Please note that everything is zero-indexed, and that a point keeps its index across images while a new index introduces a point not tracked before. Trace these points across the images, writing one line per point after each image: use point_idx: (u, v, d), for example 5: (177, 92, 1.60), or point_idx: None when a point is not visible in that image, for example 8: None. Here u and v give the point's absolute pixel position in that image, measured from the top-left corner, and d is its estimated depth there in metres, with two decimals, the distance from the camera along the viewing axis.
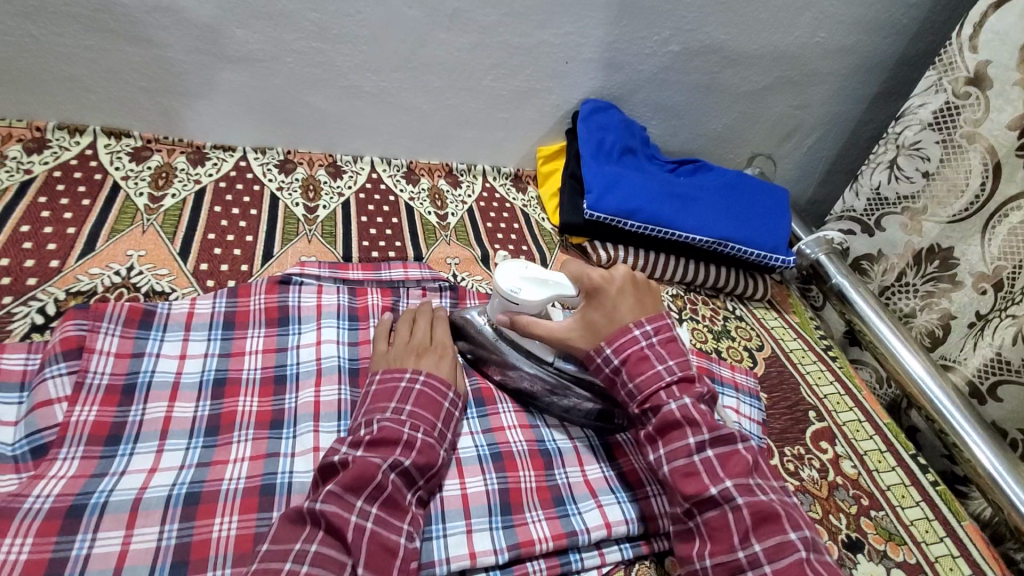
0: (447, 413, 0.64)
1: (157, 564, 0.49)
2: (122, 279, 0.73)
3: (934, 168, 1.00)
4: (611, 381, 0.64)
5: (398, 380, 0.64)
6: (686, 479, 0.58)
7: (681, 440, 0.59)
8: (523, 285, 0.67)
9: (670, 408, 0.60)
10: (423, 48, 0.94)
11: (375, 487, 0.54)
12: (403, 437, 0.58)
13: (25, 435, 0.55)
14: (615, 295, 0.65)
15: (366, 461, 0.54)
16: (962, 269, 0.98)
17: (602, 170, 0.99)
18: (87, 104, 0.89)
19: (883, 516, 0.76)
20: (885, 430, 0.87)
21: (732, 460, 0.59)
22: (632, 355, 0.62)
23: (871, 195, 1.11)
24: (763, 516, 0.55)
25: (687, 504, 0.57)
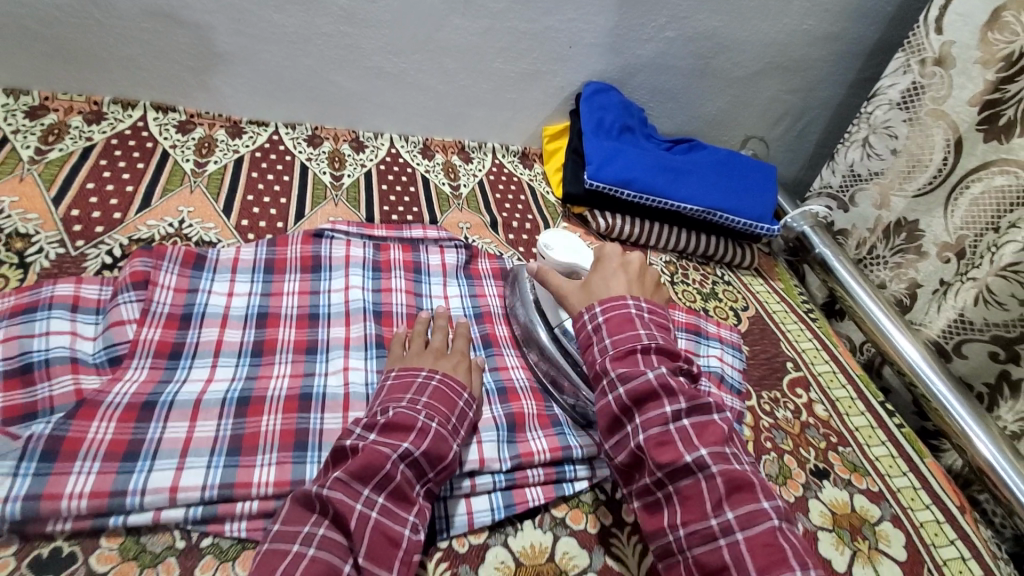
0: (462, 410, 0.65)
1: (215, 448, 0.59)
2: (175, 230, 0.84)
3: (901, 145, 1.08)
4: (589, 340, 0.69)
5: (414, 375, 0.66)
6: (659, 447, 0.59)
7: (658, 409, 0.61)
8: (558, 246, 0.80)
9: (647, 377, 0.62)
10: (439, 32, 1.04)
11: (382, 476, 0.55)
12: (417, 423, 0.60)
13: (103, 346, 0.65)
14: (615, 267, 0.74)
15: (376, 451, 0.56)
16: (927, 240, 1.05)
17: (602, 145, 1.08)
18: (140, 81, 1.00)
19: (850, 452, 0.84)
20: (857, 380, 0.96)
21: (707, 430, 0.61)
22: (616, 316, 0.68)
23: (847, 172, 1.19)
24: (737, 483, 0.56)
25: (660, 473, 0.58)
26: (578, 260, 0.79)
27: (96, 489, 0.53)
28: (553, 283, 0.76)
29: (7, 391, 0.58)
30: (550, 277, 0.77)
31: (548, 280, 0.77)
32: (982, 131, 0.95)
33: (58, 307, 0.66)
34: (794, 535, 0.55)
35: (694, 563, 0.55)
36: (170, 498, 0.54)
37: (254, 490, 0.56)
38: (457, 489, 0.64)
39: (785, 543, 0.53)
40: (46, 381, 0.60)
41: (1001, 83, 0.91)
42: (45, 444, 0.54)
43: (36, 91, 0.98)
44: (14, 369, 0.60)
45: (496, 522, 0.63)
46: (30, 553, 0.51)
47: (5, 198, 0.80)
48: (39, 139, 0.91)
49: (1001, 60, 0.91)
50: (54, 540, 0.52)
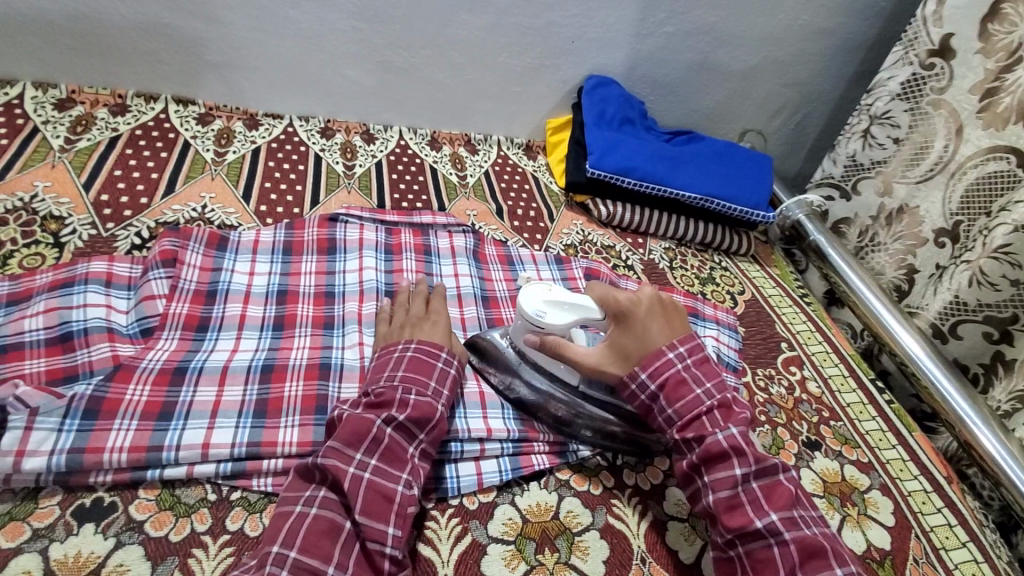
0: (441, 372, 0.66)
1: (242, 411, 0.63)
2: (198, 215, 0.89)
3: (904, 134, 1.12)
4: (648, 408, 0.67)
5: (392, 350, 0.67)
6: (729, 511, 0.60)
7: (726, 471, 0.61)
8: (551, 309, 0.69)
9: (717, 440, 0.62)
10: (447, 27, 1.08)
11: (372, 440, 0.57)
12: (397, 397, 0.60)
13: (136, 319, 0.69)
14: (645, 317, 0.68)
15: (360, 418, 0.58)
16: (925, 227, 1.09)
17: (603, 135, 1.12)
18: (162, 75, 1.05)
19: (840, 426, 0.88)
20: (849, 359, 1.00)
21: (776, 492, 0.61)
22: (668, 379, 0.65)
23: (849, 162, 1.23)
24: (810, 551, 0.56)
25: (729, 535, 0.59)
26: (582, 309, 0.69)
27: (134, 443, 0.57)
28: (577, 355, 0.68)
29: (50, 356, 0.63)
30: (573, 349, 0.69)
31: (570, 355, 0.68)
32: (982, 118, 0.99)
33: (93, 282, 0.70)
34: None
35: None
36: (203, 453, 0.58)
37: (279, 450, 0.60)
38: (466, 452, 0.68)
39: None
40: (85, 347, 0.64)
41: (1002, 72, 0.95)
42: (88, 404, 0.58)
43: (64, 85, 1.03)
44: (54, 337, 0.64)
45: (504, 482, 0.67)
46: (74, 502, 0.54)
47: (39, 183, 0.85)
48: (68, 129, 0.96)
49: (1001, 50, 0.95)
50: (95, 490, 0.55)
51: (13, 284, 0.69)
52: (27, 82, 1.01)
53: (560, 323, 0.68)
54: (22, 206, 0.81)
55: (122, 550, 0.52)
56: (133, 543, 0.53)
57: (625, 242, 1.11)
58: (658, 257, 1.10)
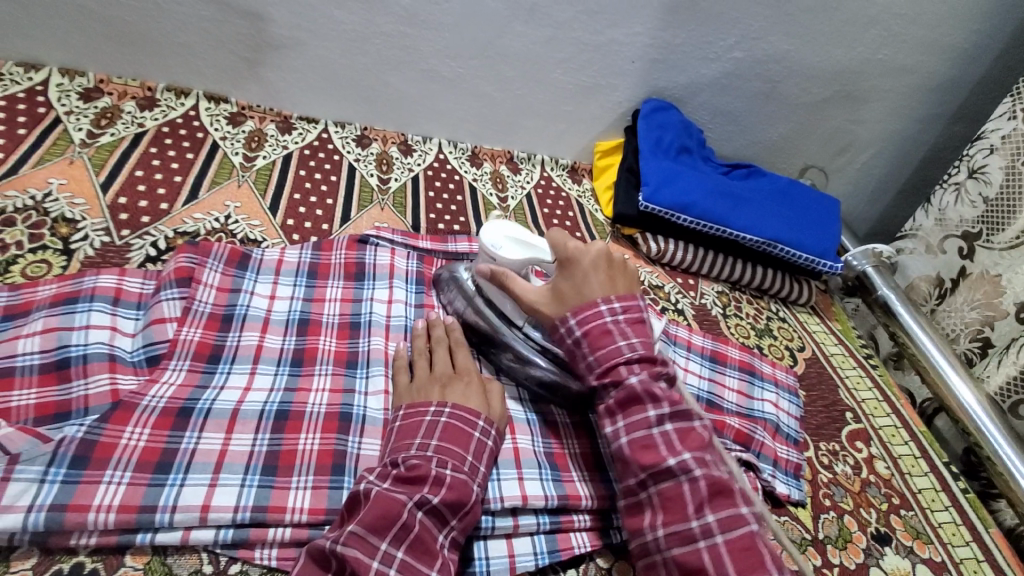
0: (479, 443, 0.58)
1: (251, 465, 0.55)
2: (221, 226, 0.82)
3: (997, 194, 1.01)
4: (572, 354, 0.62)
5: (422, 414, 0.59)
6: (642, 450, 0.56)
7: (642, 412, 0.57)
8: (506, 244, 0.70)
9: (631, 382, 0.57)
10: (500, 38, 1.00)
11: (400, 527, 0.50)
12: (431, 473, 0.53)
13: (143, 345, 0.62)
14: (587, 268, 0.64)
15: (390, 498, 0.50)
16: (1006, 298, 0.98)
17: (659, 165, 1.03)
18: (195, 70, 0.99)
19: (912, 516, 0.78)
20: (920, 438, 0.90)
21: (690, 434, 0.57)
22: (594, 328, 0.60)
23: (938, 217, 1.12)
24: (720, 488, 0.54)
25: (642, 474, 0.55)
26: (536, 253, 0.70)
27: (125, 502, 0.49)
28: (520, 291, 0.66)
29: (42, 385, 0.56)
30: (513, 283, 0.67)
31: (513, 290, 0.67)
32: None
33: (100, 299, 0.63)
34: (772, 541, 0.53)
35: (673, 566, 0.52)
36: (201, 517, 0.50)
37: (288, 517, 0.52)
38: (498, 529, 0.59)
39: (765, 549, 0.51)
40: (82, 378, 0.57)
41: None
42: (77, 449, 0.50)
43: (92, 74, 0.97)
44: (50, 363, 0.57)
45: (538, 568, 0.59)
46: (49, 568, 0.47)
47: (54, 180, 0.79)
48: (91, 121, 0.90)
49: None
50: (76, 554, 0.48)
51: (12, 294, 0.62)
52: (54, 68, 0.95)
53: (512, 257, 0.69)
54: (32, 205, 0.74)
55: None
56: None
57: (675, 282, 1.02)
58: (711, 302, 1.01)
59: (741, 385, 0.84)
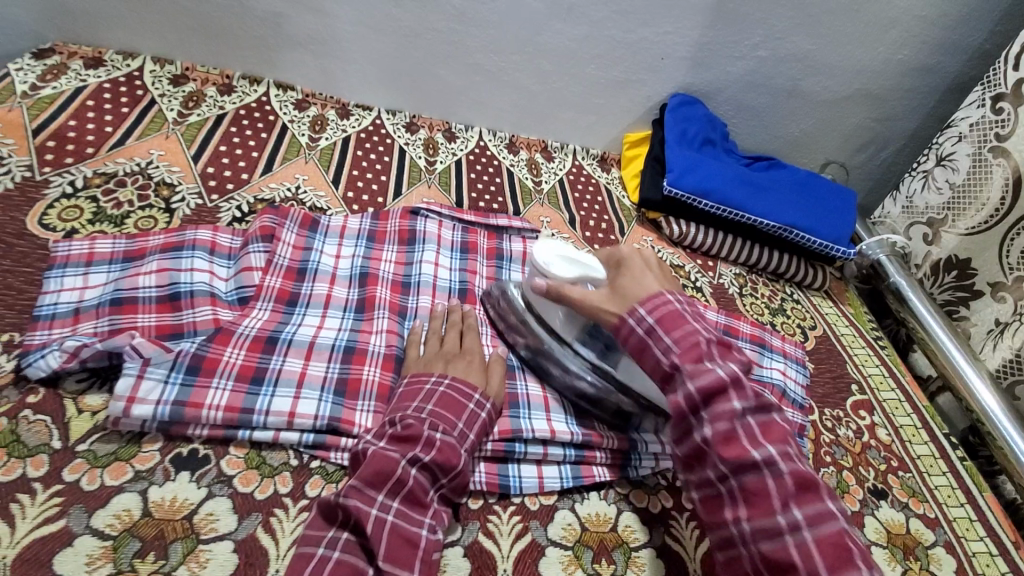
0: (471, 413, 0.63)
1: (325, 386, 0.65)
2: (292, 195, 0.93)
3: (960, 179, 1.12)
4: (641, 344, 0.62)
5: (423, 382, 0.65)
6: (726, 443, 0.54)
7: (726, 403, 0.55)
8: (557, 260, 0.70)
9: (714, 372, 0.56)
10: (540, 35, 1.10)
11: (395, 481, 0.55)
12: (424, 434, 0.58)
13: (235, 287, 0.74)
14: (644, 266, 0.68)
15: (385, 456, 0.55)
16: (980, 278, 1.08)
17: (683, 154, 1.12)
18: (268, 60, 1.11)
19: (909, 477, 0.85)
20: (922, 410, 0.96)
21: (773, 428, 0.55)
22: (666, 313, 0.61)
23: (906, 205, 1.24)
24: (807, 484, 0.51)
25: (723, 467, 0.54)
26: (587, 269, 0.70)
27: (229, 403, 0.61)
28: (579, 296, 0.67)
29: (160, 312, 0.67)
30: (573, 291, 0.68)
31: (571, 296, 0.68)
32: None
33: (200, 249, 0.75)
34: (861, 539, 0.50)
35: (758, 559, 0.50)
36: (288, 421, 0.61)
37: (356, 430, 0.63)
38: (529, 454, 0.68)
39: (856, 548, 0.49)
40: (191, 308, 0.68)
41: None
42: (191, 360, 0.62)
43: (179, 62, 1.10)
44: (165, 295, 0.69)
45: (564, 489, 0.68)
46: (172, 451, 0.58)
47: (154, 151, 0.91)
48: (181, 104, 1.03)
49: None
50: (192, 442, 0.59)
51: (128, 241, 0.74)
52: (148, 56, 1.08)
53: (562, 273, 0.69)
54: (139, 171, 0.87)
55: (212, 500, 0.56)
56: (223, 495, 0.57)
57: (695, 263, 1.10)
58: (728, 282, 1.09)
59: (752, 355, 0.92)
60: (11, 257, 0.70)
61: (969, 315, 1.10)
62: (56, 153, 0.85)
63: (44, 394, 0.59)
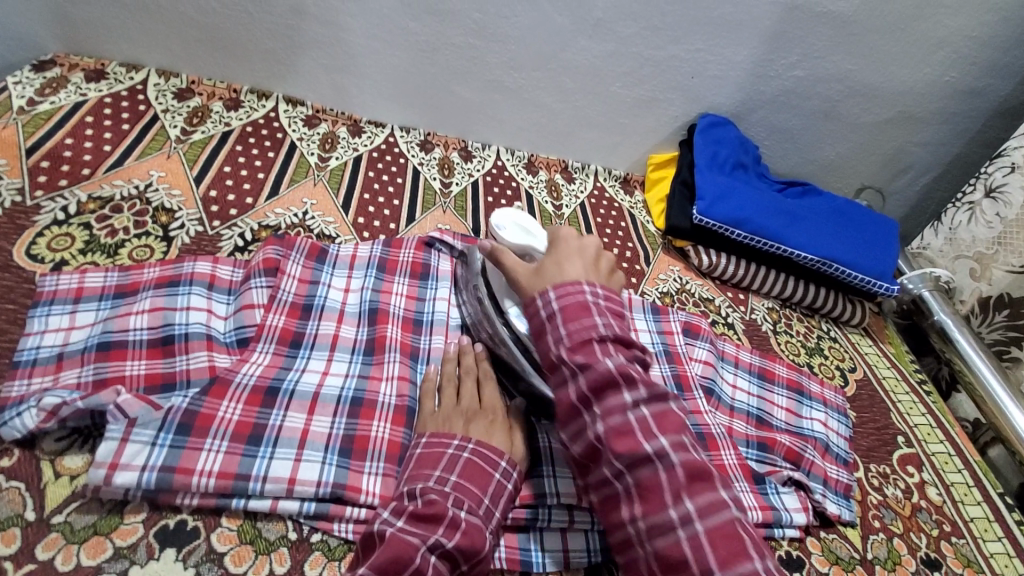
0: (498, 485, 0.57)
1: (329, 445, 0.59)
2: (299, 221, 0.88)
3: (1014, 213, 1.05)
4: (541, 329, 0.59)
5: (444, 447, 0.58)
6: (618, 437, 0.51)
7: (617, 396, 0.52)
8: (509, 226, 0.73)
9: (605, 365, 0.53)
10: (564, 51, 1.04)
11: (413, 572, 0.48)
12: (448, 514, 0.52)
13: (234, 327, 0.68)
14: (574, 252, 0.66)
15: (403, 541, 0.49)
16: None
17: (714, 180, 1.05)
18: (277, 74, 1.05)
19: (963, 544, 0.77)
20: (974, 466, 0.88)
21: (667, 418, 0.53)
22: (572, 303, 0.59)
23: (949, 236, 1.17)
24: (698, 474, 0.50)
25: (617, 464, 0.50)
26: (531, 243, 0.72)
27: (223, 468, 0.54)
28: (510, 264, 0.66)
29: (150, 358, 0.61)
30: (506, 257, 0.67)
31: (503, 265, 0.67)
32: None
33: (197, 284, 0.69)
34: (753, 526, 0.49)
35: (654, 559, 0.48)
36: (288, 489, 0.55)
37: (363, 498, 0.57)
38: (554, 522, 0.62)
39: (748, 537, 0.47)
40: (184, 353, 0.62)
41: None
42: (182, 417, 0.56)
43: (184, 75, 1.05)
44: (156, 338, 0.63)
45: (591, 565, 0.62)
46: (158, 523, 0.52)
47: (154, 172, 0.86)
48: (185, 120, 0.97)
49: None
50: (180, 512, 0.53)
51: (122, 275, 0.68)
52: (152, 68, 1.03)
53: (508, 237, 0.71)
54: (137, 194, 0.82)
55: None
56: None
57: (725, 296, 1.03)
58: (761, 318, 1.02)
59: (790, 404, 0.85)
60: None
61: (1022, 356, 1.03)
62: (49, 175, 0.80)
63: (18, 456, 0.53)
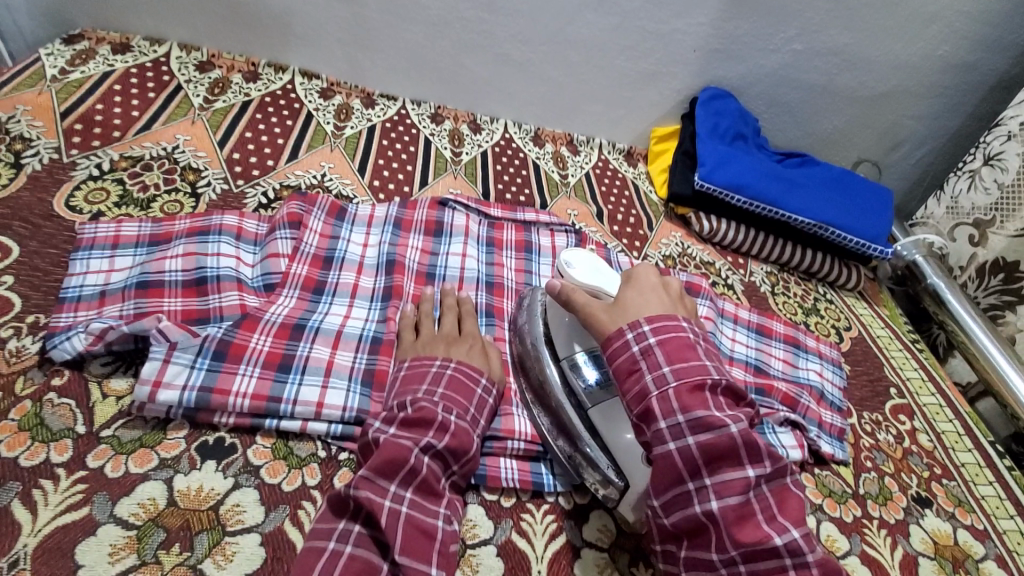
0: (480, 398, 0.62)
1: (353, 376, 0.64)
2: (318, 182, 0.92)
3: (1010, 179, 1.08)
4: (634, 367, 0.57)
5: (427, 366, 0.62)
6: (738, 523, 0.49)
7: (737, 472, 0.51)
8: (581, 265, 0.69)
9: (729, 433, 0.51)
10: (570, 25, 1.08)
11: (408, 471, 0.52)
12: (437, 418, 0.56)
13: (262, 274, 0.72)
14: (650, 288, 0.64)
15: (397, 445, 0.53)
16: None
17: (715, 148, 1.09)
18: (294, 47, 1.09)
19: (953, 485, 0.81)
20: (965, 417, 0.92)
21: (789, 502, 0.51)
22: (674, 341, 0.57)
23: (951, 205, 1.20)
24: (828, 573, 0.48)
25: (736, 551, 0.48)
26: (603, 283, 0.67)
27: (256, 391, 0.59)
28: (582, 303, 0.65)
29: (186, 297, 0.66)
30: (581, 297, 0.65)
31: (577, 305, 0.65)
32: None
33: (226, 235, 0.73)
34: None
35: None
36: (316, 412, 0.60)
37: None
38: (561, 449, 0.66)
39: None
40: (217, 293, 0.67)
41: None
42: (217, 346, 0.60)
43: (205, 49, 1.08)
44: (190, 279, 0.67)
45: (597, 488, 0.66)
46: (198, 438, 0.57)
47: (180, 137, 0.90)
48: (207, 90, 1.01)
49: None
50: (218, 430, 0.58)
51: (155, 225, 0.72)
52: (173, 42, 1.07)
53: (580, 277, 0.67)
54: (165, 155, 0.86)
55: (238, 491, 0.54)
56: (250, 486, 0.55)
57: (725, 260, 1.07)
58: (760, 280, 1.06)
59: (787, 356, 0.89)
60: (37, 238, 0.69)
61: (1014, 320, 1.07)
62: (83, 137, 0.84)
63: (69, 377, 0.58)
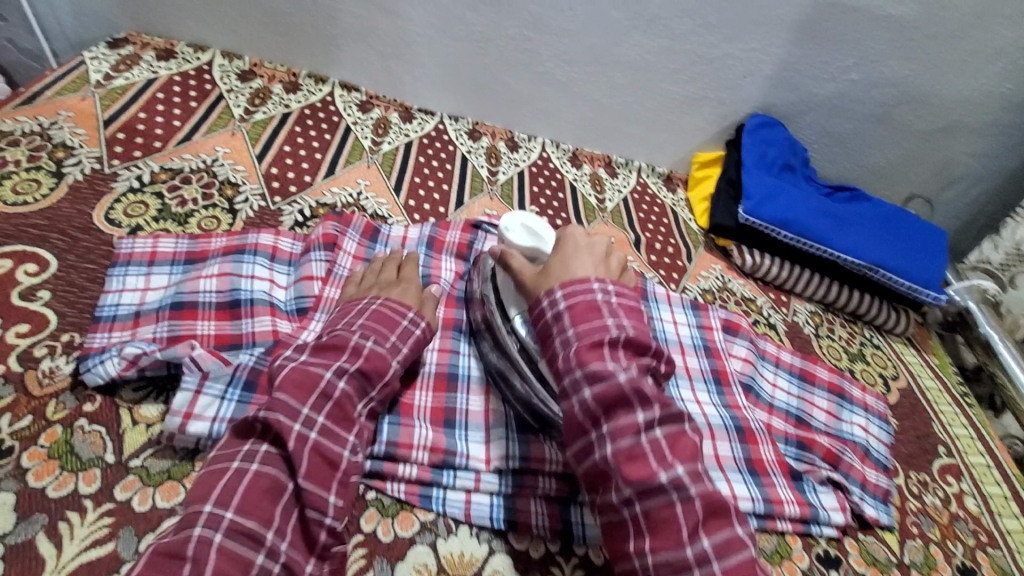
0: (406, 329, 0.62)
1: None
2: (354, 201, 0.91)
3: None
4: (548, 330, 0.57)
5: (355, 302, 0.64)
6: (629, 464, 0.49)
7: (630, 417, 0.50)
8: (516, 227, 0.72)
9: (617, 379, 0.51)
10: (617, 46, 1.05)
11: (319, 395, 0.53)
12: (351, 343, 0.58)
13: (294, 298, 0.70)
14: (583, 250, 0.63)
15: (307, 370, 0.54)
16: None
17: (763, 180, 1.05)
18: (336, 60, 1.08)
19: (1000, 555, 0.76)
20: (1014, 481, 0.87)
21: (681, 442, 0.50)
22: (580, 302, 0.56)
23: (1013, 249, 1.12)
24: (715, 508, 0.48)
25: (627, 490, 0.48)
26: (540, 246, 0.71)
27: None
28: (518, 267, 0.65)
29: (220, 320, 0.65)
30: (513, 261, 0.66)
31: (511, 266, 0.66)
32: None
33: (261, 254, 0.72)
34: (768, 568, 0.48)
35: None
36: None
37: (412, 455, 0.61)
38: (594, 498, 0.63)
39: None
40: (250, 317, 0.66)
41: None
42: (249, 375, 0.59)
43: (247, 57, 1.08)
44: (224, 302, 0.66)
45: None
46: None
47: (219, 148, 0.90)
48: (247, 100, 1.01)
49: None
50: None
51: (192, 243, 0.72)
52: (217, 50, 1.07)
53: (517, 239, 0.70)
54: (204, 168, 0.86)
55: None
56: None
57: (767, 296, 1.03)
58: (803, 320, 1.01)
59: (830, 407, 0.84)
60: (75, 252, 0.69)
61: None
62: (125, 146, 0.84)
63: (101, 402, 0.57)
